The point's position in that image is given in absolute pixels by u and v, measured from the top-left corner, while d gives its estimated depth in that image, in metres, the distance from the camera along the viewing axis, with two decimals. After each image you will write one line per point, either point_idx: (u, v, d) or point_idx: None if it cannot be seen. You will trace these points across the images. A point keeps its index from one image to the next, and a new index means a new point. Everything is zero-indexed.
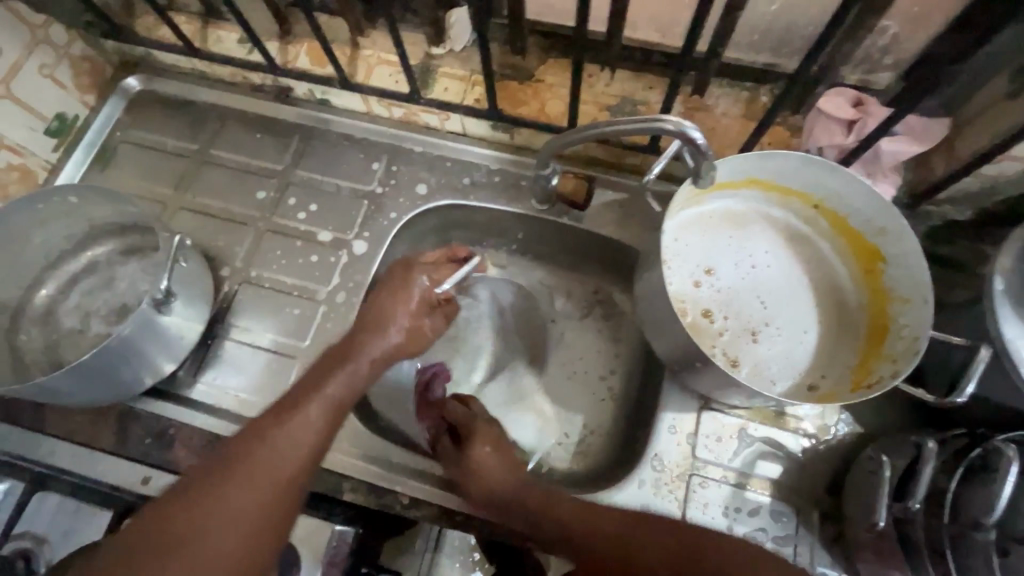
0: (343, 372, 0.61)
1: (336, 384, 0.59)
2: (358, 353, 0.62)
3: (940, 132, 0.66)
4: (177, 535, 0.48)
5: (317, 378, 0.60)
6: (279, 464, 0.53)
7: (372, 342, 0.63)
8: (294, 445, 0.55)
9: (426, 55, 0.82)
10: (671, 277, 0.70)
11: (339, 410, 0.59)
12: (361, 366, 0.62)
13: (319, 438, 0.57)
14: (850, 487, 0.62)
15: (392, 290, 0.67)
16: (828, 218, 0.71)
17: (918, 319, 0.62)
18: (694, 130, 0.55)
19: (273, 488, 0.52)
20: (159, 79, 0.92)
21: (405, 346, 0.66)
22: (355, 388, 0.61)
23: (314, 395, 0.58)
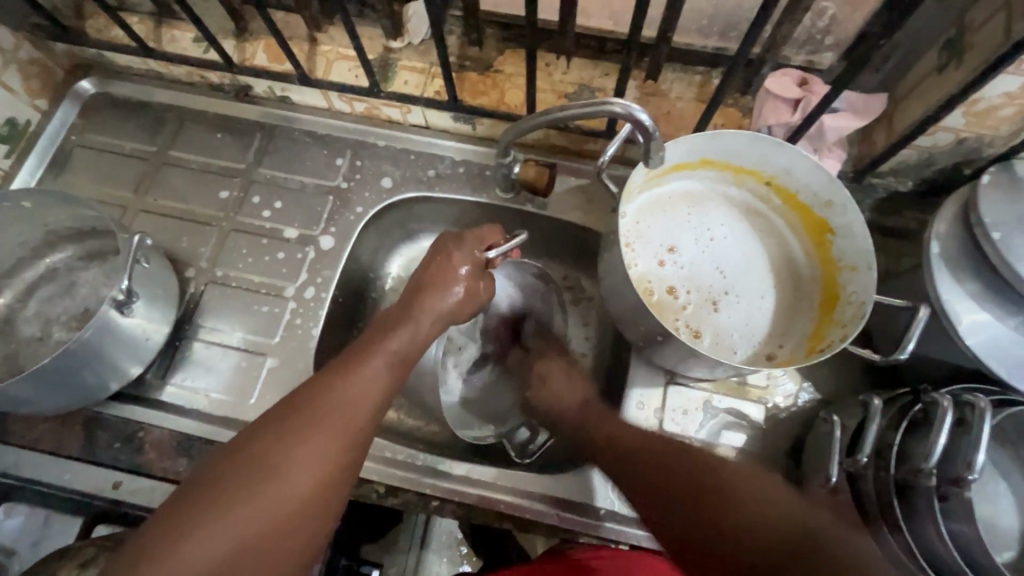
0: (406, 329, 0.59)
1: (415, 326, 0.59)
2: (424, 305, 0.61)
3: (877, 107, 0.69)
4: (256, 472, 0.46)
5: (383, 331, 0.58)
6: (353, 409, 0.51)
7: (433, 299, 0.62)
8: (363, 395, 0.53)
9: (385, 49, 0.83)
10: (635, 258, 0.72)
11: (403, 365, 0.57)
12: (425, 323, 0.60)
13: (384, 391, 0.54)
14: (809, 449, 0.65)
15: (450, 248, 0.65)
16: (780, 194, 0.74)
17: (864, 285, 0.65)
18: (641, 112, 0.57)
19: (346, 433, 0.50)
20: (113, 81, 0.90)
21: (463, 307, 0.65)
22: (415, 345, 0.59)
23: (379, 346, 0.56)
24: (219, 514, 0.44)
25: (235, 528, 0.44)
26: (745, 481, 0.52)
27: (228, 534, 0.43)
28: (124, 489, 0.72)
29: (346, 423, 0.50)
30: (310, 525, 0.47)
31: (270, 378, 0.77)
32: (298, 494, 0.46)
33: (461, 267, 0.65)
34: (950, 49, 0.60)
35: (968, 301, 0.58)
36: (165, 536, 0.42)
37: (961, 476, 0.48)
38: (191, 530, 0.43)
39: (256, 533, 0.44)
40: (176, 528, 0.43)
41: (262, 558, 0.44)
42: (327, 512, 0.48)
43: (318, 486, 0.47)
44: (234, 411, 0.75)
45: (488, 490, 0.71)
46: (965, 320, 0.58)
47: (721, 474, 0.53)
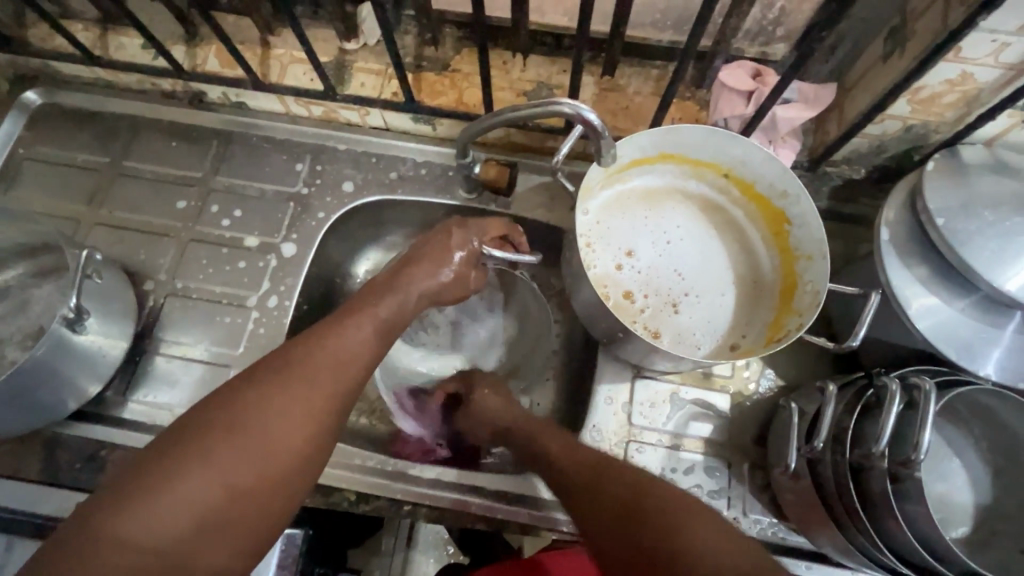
0: (393, 298, 0.61)
1: (400, 296, 0.62)
2: (412, 278, 0.64)
3: (828, 97, 0.70)
4: (247, 417, 0.48)
5: (370, 298, 0.61)
6: (341, 364, 0.54)
7: (423, 275, 0.65)
8: (350, 352, 0.55)
9: (340, 51, 0.82)
10: (594, 261, 0.73)
11: (387, 332, 0.60)
12: (411, 296, 0.63)
13: (371, 351, 0.57)
14: (773, 436, 0.66)
15: (448, 231, 0.68)
16: (737, 185, 0.75)
17: (818, 273, 0.67)
18: (590, 113, 0.58)
19: (334, 385, 0.53)
20: (61, 90, 0.88)
21: (451, 287, 0.68)
22: (402, 315, 0.62)
23: (367, 311, 0.59)
24: (211, 454, 0.46)
25: (229, 467, 0.46)
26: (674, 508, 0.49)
27: (222, 472, 0.45)
28: None
29: (334, 376, 0.53)
30: (299, 469, 0.49)
31: None
32: (288, 439, 0.49)
33: (456, 250, 0.67)
34: (893, 38, 0.61)
35: (915, 285, 0.59)
36: (158, 474, 0.44)
37: (909, 457, 0.50)
38: (178, 475, 0.44)
39: (248, 473, 0.46)
40: (170, 465, 0.45)
41: (252, 496, 0.47)
42: (315, 458, 0.51)
43: (308, 432, 0.50)
44: None
45: (460, 493, 0.71)
46: (914, 303, 0.59)
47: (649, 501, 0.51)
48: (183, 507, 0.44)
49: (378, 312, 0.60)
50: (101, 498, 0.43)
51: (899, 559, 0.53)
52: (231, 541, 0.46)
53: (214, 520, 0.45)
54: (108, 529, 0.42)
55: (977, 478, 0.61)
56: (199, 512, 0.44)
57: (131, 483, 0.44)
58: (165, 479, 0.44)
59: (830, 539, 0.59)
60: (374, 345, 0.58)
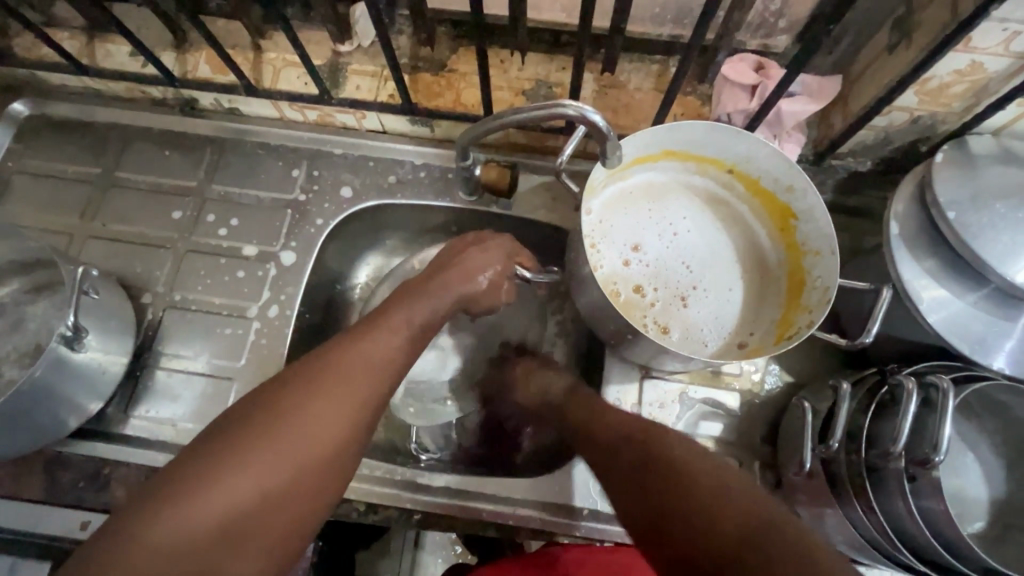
0: (427, 299, 0.60)
1: (436, 297, 0.60)
2: (445, 283, 0.62)
3: (833, 88, 0.69)
4: (286, 415, 0.46)
5: (402, 303, 0.58)
6: (376, 370, 0.51)
7: (456, 280, 0.63)
8: (384, 357, 0.53)
9: (333, 53, 0.80)
10: (600, 259, 0.72)
11: (419, 338, 0.58)
12: (443, 302, 0.61)
13: (403, 358, 0.55)
14: (783, 435, 0.66)
15: (484, 240, 0.68)
16: (742, 181, 0.74)
17: (828, 269, 0.66)
18: (594, 114, 0.57)
19: (369, 392, 0.50)
20: (49, 100, 0.86)
21: (481, 292, 0.66)
22: (434, 319, 0.59)
23: (400, 316, 0.57)
24: (247, 460, 0.43)
25: (265, 474, 0.43)
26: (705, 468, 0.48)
27: (258, 480, 0.43)
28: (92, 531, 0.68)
29: (370, 383, 0.50)
30: (335, 478, 0.47)
31: None
32: (325, 446, 0.46)
33: (495, 263, 0.66)
34: (899, 28, 0.60)
35: (926, 278, 0.59)
36: (191, 479, 0.42)
37: (927, 457, 0.49)
38: (215, 479, 0.42)
39: (284, 481, 0.44)
40: (205, 471, 0.42)
41: (287, 506, 0.44)
42: (348, 466, 0.49)
43: (344, 440, 0.47)
44: None
45: (469, 500, 0.70)
46: (926, 297, 0.58)
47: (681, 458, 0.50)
48: (218, 515, 0.41)
49: (415, 315, 0.58)
50: (131, 502, 0.41)
51: (917, 557, 0.52)
52: (266, 547, 0.43)
53: (246, 530, 0.42)
54: (138, 537, 0.39)
55: (992, 472, 0.61)
56: (233, 521, 0.41)
57: (164, 486, 0.41)
58: (199, 484, 0.41)
59: (845, 538, 0.59)
60: (407, 351, 0.55)
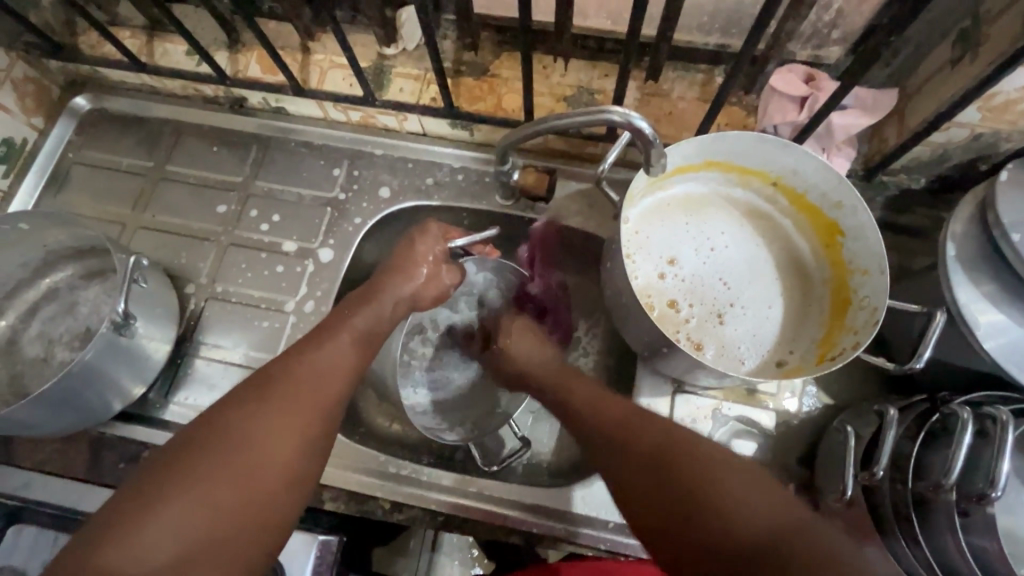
0: (369, 309, 0.62)
1: (375, 309, 0.62)
2: (384, 291, 0.64)
3: (887, 103, 0.67)
4: (233, 432, 0.48)
5: (347, 313, 0.61)
6: (322, 377, 0.55)
7: (397, 283, 0.65)
8: (331, 363, 0.56)
9: (379, 55, 0.81)
10: (636, 270, 0.71)
11: (366, 344, 0.61)
12: (387, 305, 0.63)
13: (351, 364, 0.57)
14: (822, 458, 0.64)
15: (415, 242, 0.68)
16: (786, 194, 0.72)
17: (876, 289, 0.64)
18: (641, 121, 0.56)
19: (317, 396, 0.53)
20: (109, 96, 0.90)
21: (425, 293, 0.68)
22: (380, 325, 0.63)
23: (343, 327, 0.60)
24: (194, 474, 0.45)
25: (216, 487, 0.45)
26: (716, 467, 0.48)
27: (210, 493, 0.45)
28: None
29: (317, 390, 0.54)
30: (293, 484, 0.49)
31: None
32: (274, 455, 0.49)
33: (426, 254, 0.68)
34: (963, 42, 0.58)
35: (984, 303, 0.56)
36: (140, 505, 0.43)
37: (983, 493, 0.47)
38: (162, 504, 0.44)
39: (237, 493, 0.46)
40: (153, 495, 0.44)
41: (244, 516, 0.46)
42: (305, 474, 0.51)
43: (297, 444, 0.50)
44: None
45: (496, 506, 0.70)
46: (984, 322, 0.55)
47: (694, 457, 0.49)
48: (165, 539, 0.42)
49: (356, 325, 0.61)
50: (76, 541, 0.42)
51: None
52: (226, 563, 0.44)
53: (203, 542, 0.44)
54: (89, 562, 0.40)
55: None
56: (184, 539, 0.43)
57: (110, 514, 0.43)
58: (149, 506, 0.43)
59: None
60: (357, 355, 0.59)
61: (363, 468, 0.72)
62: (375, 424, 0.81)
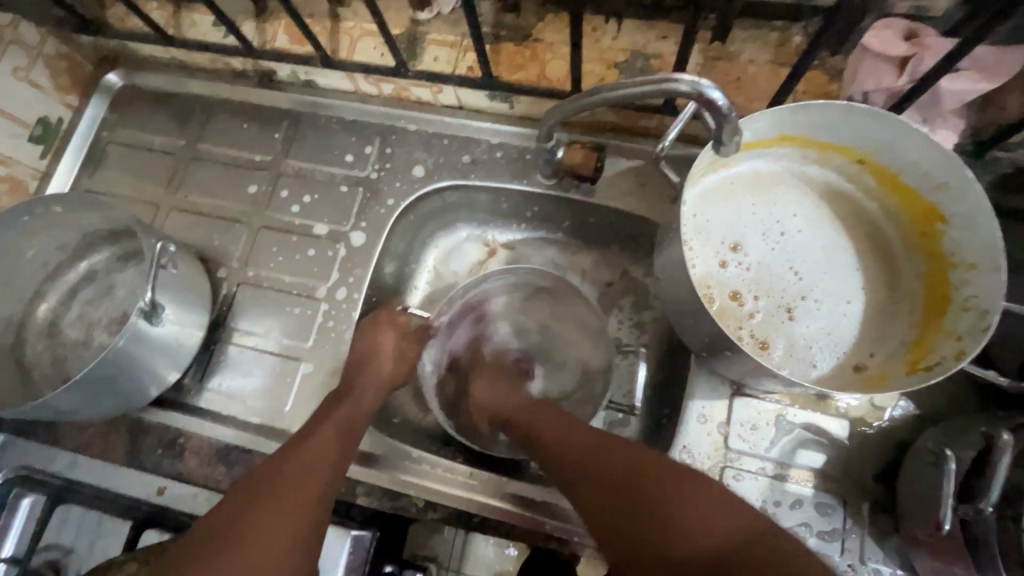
0: (352, 400, 0.63)
1: (358, 399, 0.64)
2: (363, 379, 0.65)
3: (1015, 64, 0.55)
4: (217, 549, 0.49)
5: (326, 409, 0.62)
6: (302, 477, 0.54)
7: (373, 368, 0.66)
8: (313, 459, 0.56)
9: (412, 21, 0.74)
10: (693, 259, 0.63)
11: (349, 436, 0.60)
12: (366, 394, 0.64)
13: (335, 458, 0.57)
14: (905, 478, 0.57)
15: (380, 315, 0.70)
16: (874, 172, 0.63)
17: (985, 287, 0.55)
18: (713, 90, 0.48)
19: (302, 501, 0.53)
20: (140, 72, 0.87)
21: (402, 370, 0.69)
22: (360, 416, 0.63)
23: (325, 417, 0.61)
24: None
25: None
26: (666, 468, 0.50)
27: None
28: (167, 495, 0.70)
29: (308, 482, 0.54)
30: None
31: (304, 385, 0.74)
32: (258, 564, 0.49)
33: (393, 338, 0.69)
34: None
35: None
36: None
37: None
38: None
39: None
40: None
41: None
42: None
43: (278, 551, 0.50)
44: (270, 417, 0.73)
45: (532, 510, 0.67)
46: None
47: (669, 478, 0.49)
48: None
49: (335, 419, 0.61)
50: None
51: None
52: None
53: None
54: None
55: None
56: None
57: None
58: None
59: None
60: (342, 443, 0.59)
61: (396, 465, 0.70)
62: (410, 414, 0.78)
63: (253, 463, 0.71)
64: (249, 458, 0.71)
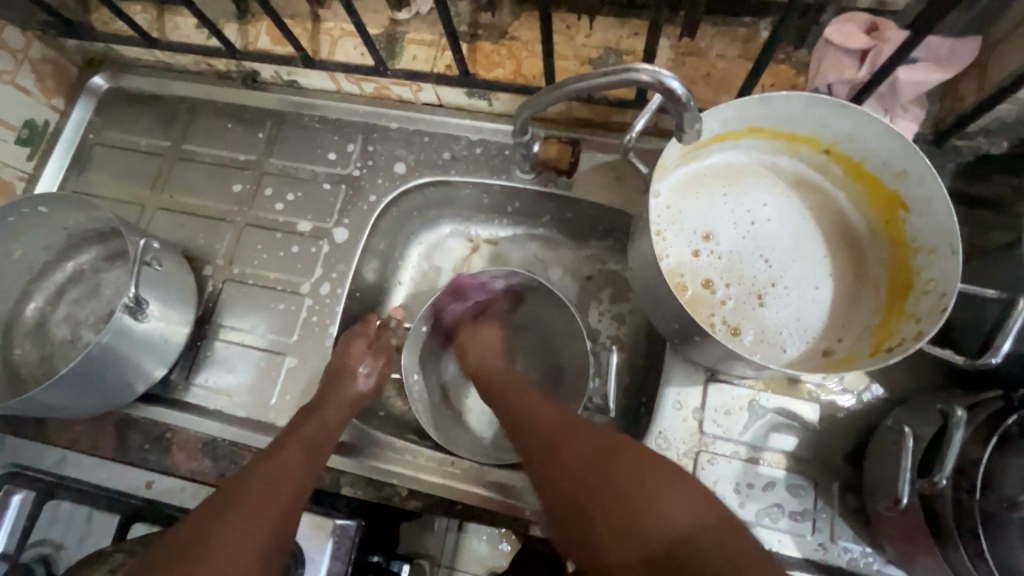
0: (319, 415, 0.66)
1: (327, 414, 0.66)
2: (328, 394, 0.68)
3: (967, 55, 0.57)
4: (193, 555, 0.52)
5: (294, 424, 0.65)
6: (270, 489, 0.58)
7: (336, 385, 0.68)
8: (281, 473, 0.60)
9: (391, 21, 0.76)
10: (665, 249, 0.65)
11: (316, 450, 0.63)
12: (333, 410, 0.67)
13: (302, 470, 0.61)
14: (871, 458, 0.58)
15: (349, 336, 0.72)
16: (840, 162, 0.64)
17: (943, 270, 0.57)
18: (673, 80, 0.50)
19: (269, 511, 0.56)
20: (125, 74, 0.89)
21: (367, 391, 0.71)
22: (328, 433, 0.66)
23: (288, 440, 0.63)
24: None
25: None
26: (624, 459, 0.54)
27: None
28: (155, 489, 0.69)
29: (268, 502, 0.57)
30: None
31: (288, 379, 0.75)
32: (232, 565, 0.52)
33: (362, 363, 0.71)
34: None
35: None
36: None
37: None
38: None
39: None
40: None
41: None
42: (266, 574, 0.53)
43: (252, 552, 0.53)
44: (255, 411, 0.75)
45: (512, 496, 0.68)
46: None
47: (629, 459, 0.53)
48: None
49: (304, 434, 0.64)
50: None
51: None
52: None
53: None
54: None
55: None
56: None
57: None
58: None
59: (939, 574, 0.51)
60: (301, 465, 0.61)
61: (379, 456, 0.71)
62: (395, 407, 0.80)
63: (241, 456, 0.72)
64: (237, 451, 0.72)
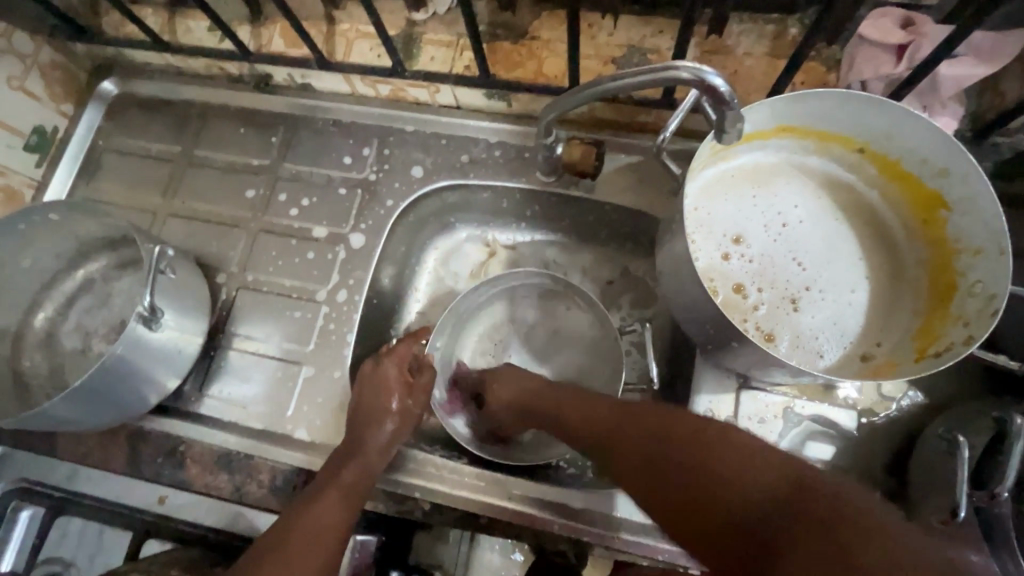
0: (358, 461, 0.63)
1: (366, 458, 0.63)
2: (364, 434, 0.64)
3: (1010, 49, 0.55)
4: None
5: (335, 465, 0.63)
6: (308, 543, 0.57)
7: (373, 426, 0.65)
8: (322, 524, 0.59)
9: (408, 22, 0.74)
10: (695, 252, 0.63)
11: (355, 497, 0.61)
12: (372, 455, 0.64)
13: (342, 520, 0.59)
14: (915, 468, 0.56)
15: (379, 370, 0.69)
16: (874, 161, 0.63)
17: (990, 272, 0.55)
18: (714, 76, 0.48)
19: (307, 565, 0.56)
20: (135, 79, 0.87)
21: (404, 429, 0.68)
22: (369, 478, 0.63)
23: (331, 481, 0.61)
24: None
25: None
26: (733, 443, 0.45)
27: None
28: (170, 505, 0.69)
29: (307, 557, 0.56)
30: None
31: (305, 389, 0.73)
32: None
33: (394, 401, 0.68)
34: None
35: None
36: None
37: None
38: None
39: None
40: None
41: None
42: None
43: None
44: (271, 423, 0.72)
45: (538, 509, 0.66)
46: None
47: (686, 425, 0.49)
48: None
49: (343, 480, 0.61)
50: None
51: None
52: None
53: None
54: None
55: None
56: None
57: None
58: None
59: None
60: (344, 510, 0.60)
61: (399, 469, 0.69)
62: None
63: (257, 469, 0.70)
64: (253, 464, 0.70)
